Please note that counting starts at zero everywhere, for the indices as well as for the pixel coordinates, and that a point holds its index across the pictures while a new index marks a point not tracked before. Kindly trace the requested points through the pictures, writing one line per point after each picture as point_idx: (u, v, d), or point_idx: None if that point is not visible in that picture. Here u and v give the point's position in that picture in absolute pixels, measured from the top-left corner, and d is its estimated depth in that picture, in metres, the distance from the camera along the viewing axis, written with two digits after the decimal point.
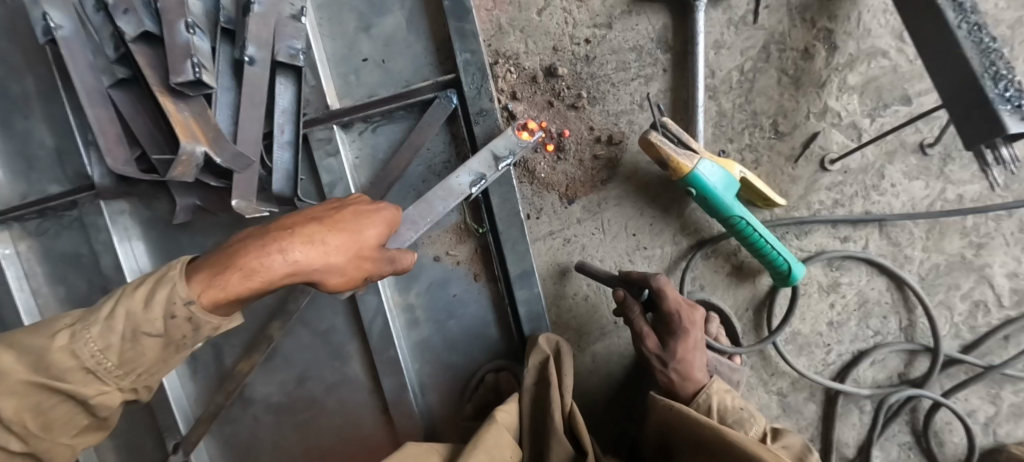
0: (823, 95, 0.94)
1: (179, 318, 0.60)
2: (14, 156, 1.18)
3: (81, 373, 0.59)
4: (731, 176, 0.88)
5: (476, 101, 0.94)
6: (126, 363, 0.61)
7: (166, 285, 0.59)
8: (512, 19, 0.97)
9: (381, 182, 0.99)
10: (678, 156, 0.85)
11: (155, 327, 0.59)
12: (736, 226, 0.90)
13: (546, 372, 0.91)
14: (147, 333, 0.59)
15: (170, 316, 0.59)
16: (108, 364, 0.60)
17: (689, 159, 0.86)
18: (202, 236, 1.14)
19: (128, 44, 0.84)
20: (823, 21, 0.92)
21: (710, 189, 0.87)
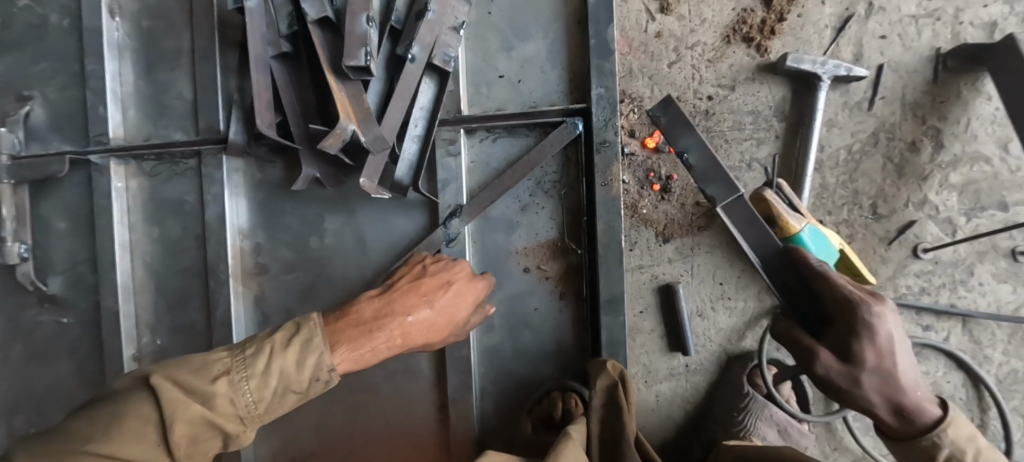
0: (924, 187, 0.99)
1: (318, 381, 0.73)
2: (153, 101, 1.29)
3: (230, 416, 0.65)
4: (832, 246, 0.92)
5: (601, 132, 1.00)
6: (268, 411, 0.68)
7: (314, 351, 0.72)
8: (643, 66, 1.06)
9: (494, 189, 1.05)
10: (789, 216, 0.90)
11: (304, 385, 0.71)
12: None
13: (615, 395, 0.87)
14: (294, 389, 0.70)
15: (315, 379, 0.72)
16: (255, 411, 0.67)
17: (797, 221, 0.91)
18: (306, 207, 1.20)
19: (310, 24, 0.94)
20: (933, 120, 0.99)
21: (813, 254, 0.91)
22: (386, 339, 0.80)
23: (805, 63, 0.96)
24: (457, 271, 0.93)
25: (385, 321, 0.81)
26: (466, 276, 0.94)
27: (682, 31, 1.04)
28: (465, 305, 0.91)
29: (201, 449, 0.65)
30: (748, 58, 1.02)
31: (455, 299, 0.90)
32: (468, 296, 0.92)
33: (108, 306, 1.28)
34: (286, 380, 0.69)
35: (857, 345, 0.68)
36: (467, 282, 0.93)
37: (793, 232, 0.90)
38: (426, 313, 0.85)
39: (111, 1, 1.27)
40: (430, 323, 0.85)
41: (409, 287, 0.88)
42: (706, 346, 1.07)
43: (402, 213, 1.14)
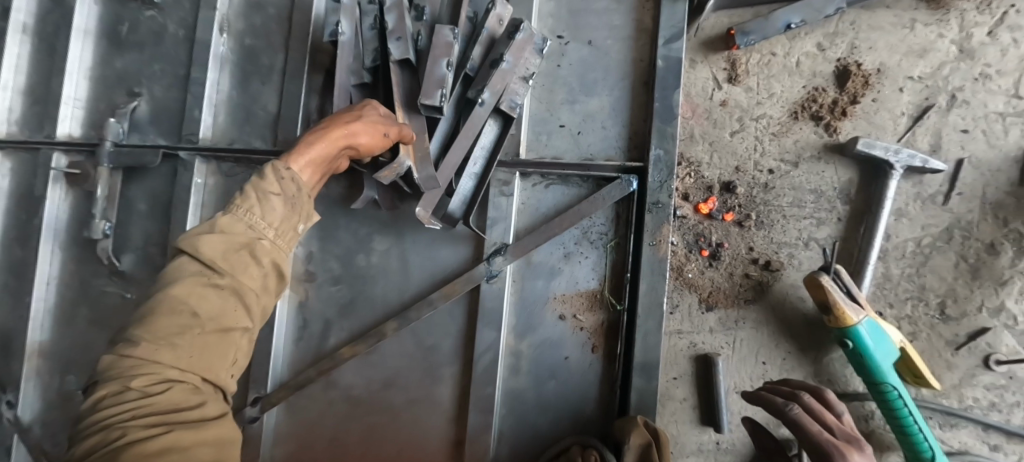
0: (1002, 293, 0.92)
1: (286, 179, 0.79)
2: (241, 110, 1.41)
3: (241, 227, 0.73)
4: (890, 342, 0.88)
5: (655, 193, 1.01)
6: (271, 217, 0.76)
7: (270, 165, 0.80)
8: (704, 131, 1.06)
9: (542, 233, 1.07)
10: (846, 306, 0.87)
11: (274, 186, 0.78)
12: (884, 394, 0.88)
13: (650, 457, 0.86)
14: (272, 192, 0.77)
15: (279, 178, 0.79)
16: (258, 219, 0.75)
17: (854, 312, 0.88)
18: (360, 224, 1.25)
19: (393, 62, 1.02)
20: (1017, 223, 0.93)
21: (870, 349, 0.87)
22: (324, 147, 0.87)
23: (877, 149, 0.94)
24: (361, 113, 0.93)
25: (331, 140, 0.87)
26: (376, 115, 0.95)
27: (749, 103, 1.05)
28: (378, 139, 0.93)
29: (252, 273, 0.72)
30: (815, 136, 1.01)
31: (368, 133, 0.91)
32: (386, 127, 0.94)
33: None
34: (263, 188, 0.77)
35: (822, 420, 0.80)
36: (375, 119, 0.93)
37: (849, 323, 0.86)
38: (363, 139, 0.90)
39: (223, 20, 1.43)
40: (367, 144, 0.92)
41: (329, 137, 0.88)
42: (741, 425, 1.02)
43: (449, 243, 1.18)
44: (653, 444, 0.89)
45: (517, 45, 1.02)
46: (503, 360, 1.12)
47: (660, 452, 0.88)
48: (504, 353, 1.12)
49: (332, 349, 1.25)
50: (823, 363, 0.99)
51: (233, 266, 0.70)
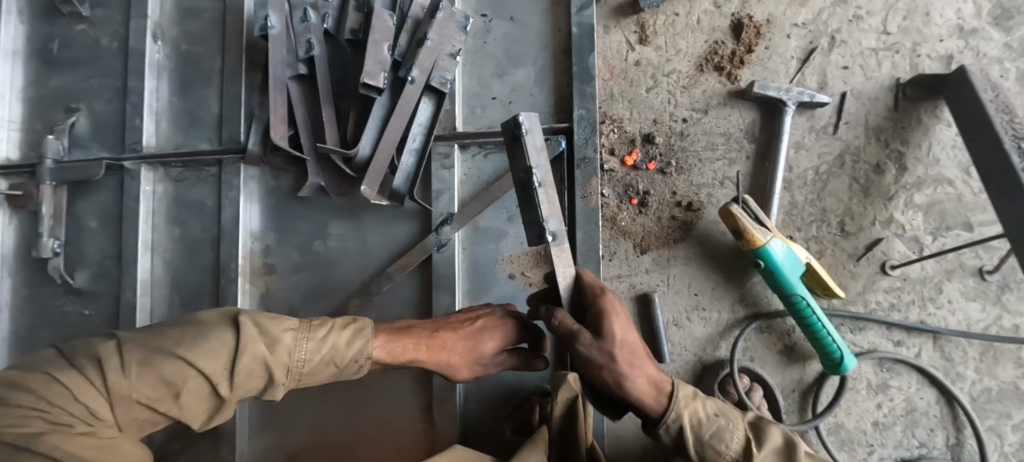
0: (890, 207, 1.04)
1: (344, 362, 0.82)
2: (184, 115, 1.43)
3: (197, 398, 0.69)
4: (797, 259, 0.98)
5: (582, 149, 1.09)
6: (235, 387, 0.72)
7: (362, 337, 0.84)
8: (623, 90, 1.15)
9: (484, 198, 1.15)
10: (754, 229, 0.96)
11: (287, 361, 0.75)
12: (795, 305, 0.98)
13: (574, 412, 0.87)
14: (261, 372, 0.74)
15: (356, 359, 0.83)
16: (226, 392, 0.71)
17: (762, 233, 0.97)
18: (313, 212, 1.28)
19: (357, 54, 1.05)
20: (895, 144, 1.05)
21: (779, 266, 0.96)
22: (410, 345, 0.88)
23: (771, 89, 1.04)
24: (487, 315, 0.92)
25: (384, 331, 0.88)
26: (496, 322, 0.91)
27: (659, 60, 1.14)
28: (491, 344, 0.90)
29: (249, 385, 0.73)
30: (719, 85, 1.11)
31: (479, 337, 0.90)
32: (496, 340, 0.90)
33: (127, 299, 1.38)
34: (256, 364, 0.72)
35: (605, 323, 0.75)
36: (495, 326, 0.90)
37: (758, 244, 0.95)
38: (446, 339, 0.89)
39: (155, 27, 1.44)
40: (450, 346, 0.89)
41: (443, 320, 0.93)
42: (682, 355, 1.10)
43: (400, 220, 1.22)
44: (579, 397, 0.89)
45: (439, 23, 1.10)
46: None
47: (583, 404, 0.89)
48: None
49: None
50: (749, 288, 1.09)
51: (205, 393, 0.70)
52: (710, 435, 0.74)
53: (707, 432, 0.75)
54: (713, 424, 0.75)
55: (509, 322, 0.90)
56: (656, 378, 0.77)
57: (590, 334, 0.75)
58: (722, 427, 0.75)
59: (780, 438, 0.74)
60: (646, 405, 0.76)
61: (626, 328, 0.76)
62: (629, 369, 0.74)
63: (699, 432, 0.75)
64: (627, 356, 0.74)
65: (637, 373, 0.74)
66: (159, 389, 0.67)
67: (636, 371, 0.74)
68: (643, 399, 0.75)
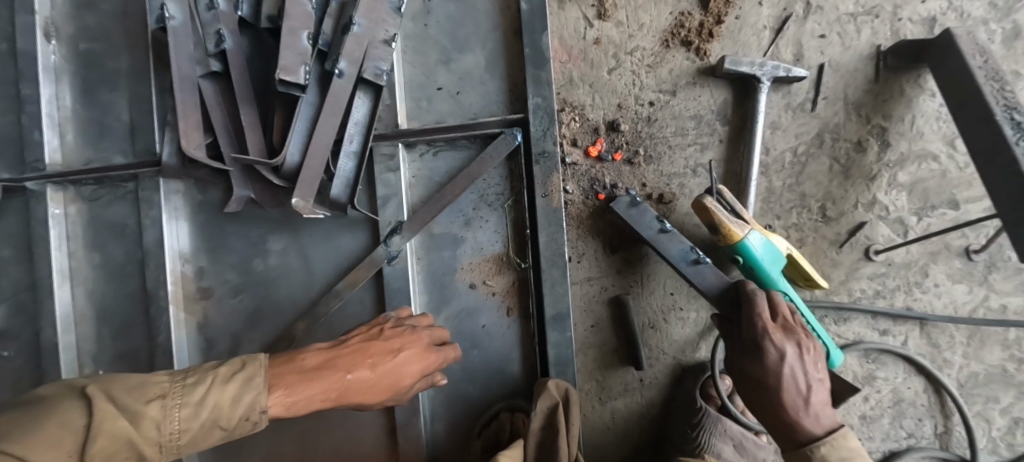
0: (873, 188, 0.97)
1: (245, 422, 0.63)
2: (91, 124, 1.23)
3: None
4: (777, 251, 0.89)
5: (540, 142, 0.98)
6: None
7: (252, 389, 0.64)
8: (583, 73, 1.03)
9: (435, 203, 1.02)
10: (731, 223, 0.86)
11: (157, 436, 0.58)
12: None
13: (555, 421, 0.85)
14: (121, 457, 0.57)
15: (246, 418, 0.63)
16: None
17: (739, 227, 0.87)
18: (248, 227, 1.15)
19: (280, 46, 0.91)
20: (877, 119, 0.97)
21: (758, 260, 0.88)
22: (324, 389, 0.68)
23: (743, 65, 0.94)
24: (412, 339, 0.79)
25: (291, 371, 0.68)
26: (422, 345, 0.81)
27: (621, 37, 1.02)
28: (414, 374, 0.78)
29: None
30: (687, 62, 1.01)
31: (402, 367, 0.76)
32: (419, 369, 0.79)
33: (47, 337, 1.21)
34: (111, 450, 0.55)
35: (761, 321, 0.76)
36: (421, 352, 0.79)
37: (737, 239, 0.86)
38: (366, 376, 0.72)
39: (47, 24, 1.21)
40: (369, 384, 0.72)
41: (358, 345, 0.75)
42: (660, 358, 1.03)
43: (345, 231, 1.10)
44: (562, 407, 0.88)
45: (367, 5, 0.95)
46: None
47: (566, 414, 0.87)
48: None
49: None
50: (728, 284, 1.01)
51: None
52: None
53: None
54: None
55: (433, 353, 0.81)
56: (819, 416, 0.71)
57: (790, 348, 0.74)
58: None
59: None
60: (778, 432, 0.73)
61: (792, 357, 0.73)
62: (783, 393, 0.72)
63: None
64: (789, 381, 0.72)
65: (793, 402, 0.72)
66: None
67: (794, 397, 0.72)
68: (794, 426, 0.71)
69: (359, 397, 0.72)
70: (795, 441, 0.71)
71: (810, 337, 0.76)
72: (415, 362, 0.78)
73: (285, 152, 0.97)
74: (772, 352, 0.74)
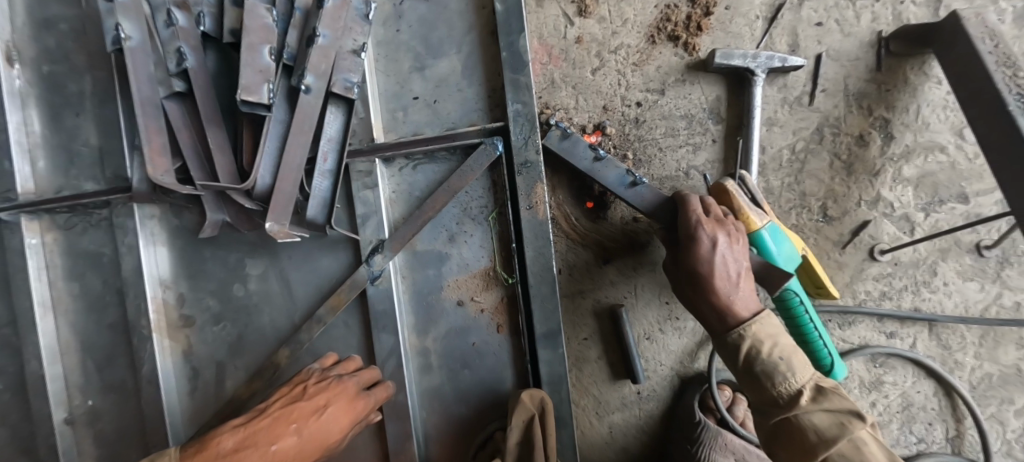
0: (876, 184, 0.91)
1: None
2: (59, 150, 1.18)
3: None
4: (795, 251, 0.83)
5: (522, 152, 0.93)
6: None
7: None
8: (565, 75, 0.97)
9: (415, 220, 0.98)
10: (750, 210, 0.80)
11: None
12: (786, 302, 0.83)
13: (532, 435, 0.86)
14: None
15: None
16: None
17: (758, 217, 0.82)
18: (227, 251, 1.11)
19: (243, 62, 0.86)
20: (880, 110, 0.91)
21: (773, 255, 0.81)
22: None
23: (736, 58, 0.87)
24: (338, 391, 0.87)
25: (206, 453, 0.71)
26: (348, 395, 0.87)
27: (604, 34, 0.96)
28: (343, 427, 0.85)
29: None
30: (675, 58, 0.95)
31: (329, 424, 0.83)
32: (347, 422, 0.86)
33: (32, 371, 1.18)
34: None
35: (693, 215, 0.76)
36: (349, 402, 0.87)
37: (754, 229, 0.80)
38: (294, 441, 0.78)
39: (8, 47, 1.14)
40: (297, 447, 0.78)
41: (280, 412, 0.81)
42: (658, 369, 0.99)
43: (326, 251, 1.06)
44: (539, 419, 0.88)
45: (329, 14, 0.89)
46: (410, 362, 1.03)
47: (542, 425, 0.88)
48: (411, 354, 1.04)
49: (231, 393, 1.13)
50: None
51: None
52: (767, 368, 0.69)
53: (766, 352, 0.70)
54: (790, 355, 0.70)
55: (361, 400, 0.89)
56: (748, 302, 0.74)
57: (726, 241, 0.73)
58: (780, 363, 0.68)
59: (844, 403, 0.64)
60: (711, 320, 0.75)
61: (724, 245, 0.74)
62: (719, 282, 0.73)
63: (757, 355, 0.70)
64: (722, 271, 0.73)
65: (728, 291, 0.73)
66: None
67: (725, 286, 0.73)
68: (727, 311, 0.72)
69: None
70: (726, 326, 0.74)
71: (741, 229, 0.77)
72: (347, 412, 0.86)
73: (255, 175, 0.91)
74: (704, 243, 0.74)
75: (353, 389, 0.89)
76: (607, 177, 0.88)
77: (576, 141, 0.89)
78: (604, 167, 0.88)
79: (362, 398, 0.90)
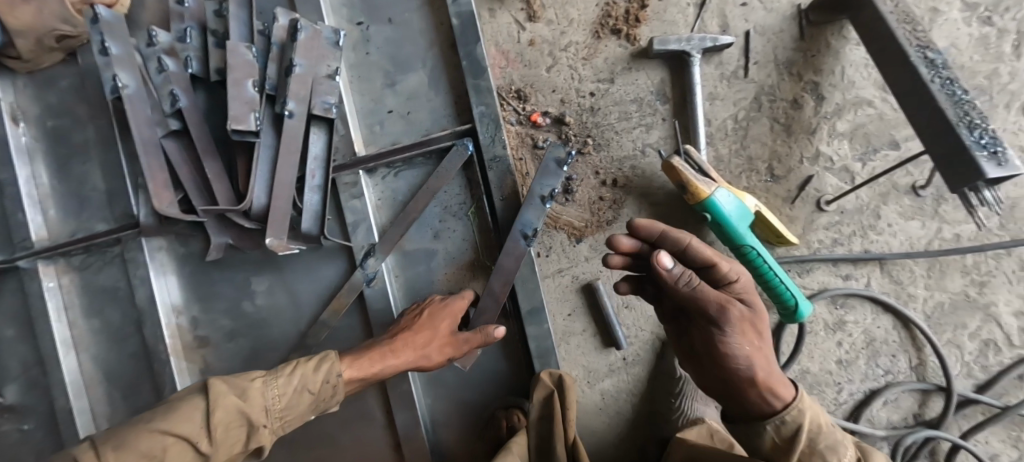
0: (814, 141, 1.00)
1: (328, 385, 0.90)
2: (69, 196, 1.27)
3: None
4: (745, 208, 0.92)
5: (490, 148, 1.02)
6: (217, 443, 0.77)
7: (328, 362, 0.91)
8: (522, 75, 1.07)
9: (401, 221, 1.06)
10: (697, 180, 0.91)
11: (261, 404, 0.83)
12: (746, 256, 0.93)
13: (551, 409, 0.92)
14: (243, 421, 0.81)
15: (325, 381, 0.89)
16: (207, 447, 0.76)
17: (706, 185, 0.92)
18: (232, 271, 1.20)
19: (229, 96, 0.94)
20: (809, 75, 1.00)
21: (725, 215, 0.91)
22: (381, 353, 0.94)
23: (671, 43, 0.97)
24: (433, 300, 1.02)
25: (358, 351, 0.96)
26: (442, 300, 1.01)
27: (554, 35, 1.06)
28: (445, 320, 0.97)
29: (232, 438, 0.79)
30: (620, 49, 1.04)
31: (433, 320, 0.97)
32: (450, 319, 0.98)
33: (61, 405, 1.25)
34: (233, 412, 0.79)
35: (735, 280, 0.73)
36: (443, 303, 1.00)
37: (704, 196, 0.91)
38: (409, 334, 0.95)
39: (13, 109, 1.25)
40: (412, 338, 0.94)
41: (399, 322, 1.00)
42: (638, 335, 1.07)
43: (323, 261, 1.15)
44: (557, 393, 0.94)
45: (304, 45, 0.98)
46: None
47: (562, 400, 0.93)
48: None
49: None
50: None
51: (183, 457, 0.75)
52: (829, 445, 0.63)
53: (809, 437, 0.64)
54: (828, 435, 0.64)
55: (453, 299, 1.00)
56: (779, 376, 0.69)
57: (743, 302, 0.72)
58: (835, 436, 0.64)
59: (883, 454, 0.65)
60: (757, 397, 0.67)
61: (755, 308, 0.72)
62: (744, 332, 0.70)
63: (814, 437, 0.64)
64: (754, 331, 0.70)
65: (760, 366, 0.67)
66: (153, 448, 0.72)
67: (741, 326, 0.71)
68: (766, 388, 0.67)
69: (408, 353, 0.94)
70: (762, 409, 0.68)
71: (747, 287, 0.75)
72: (444, 309, 0.98)
73: (251, 195, 1.00)
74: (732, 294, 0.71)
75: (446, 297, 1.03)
76: (519, 220, 0.98)
77: (553, 172, 0.98)
78: (522, 209, 0.98)
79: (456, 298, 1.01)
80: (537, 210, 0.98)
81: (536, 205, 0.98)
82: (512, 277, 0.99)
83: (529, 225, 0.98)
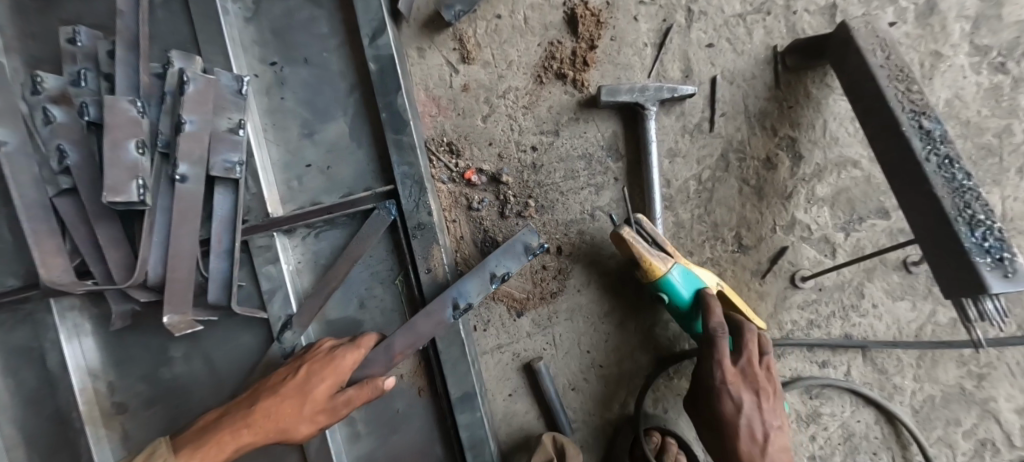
0: (790, 207, 0.86)
1: None
2: None
3: None
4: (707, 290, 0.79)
5: (414, 214, 0.89)
6: None
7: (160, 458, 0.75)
8: (455, 125, 0.93)
9: (319, 291, 0.94)
10: (653, 256, 0.77)
11: None
12: None
13: None
14: None
15: None
16: None
17: (663, 261, 0.78)
18: (149, 335, 1.10)
19: (109, 162, 0.82)
20: (785, 129, 0.85)
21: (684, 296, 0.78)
22: (232, 432, 0.77)
23: (622, 93, 0.82)
24: (314, 353, 0.84)
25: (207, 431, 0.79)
26: (323, 354, 0.83)
27: (490, 80, 0.92)
28: (321, 383, 0.79)
29: None
30: (566, 97, 0.90)
31: (304, 386, 0.79)
32: (331, 381, 0.80)
33: None
34: None
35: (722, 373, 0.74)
36: (321, 359, 0.82)
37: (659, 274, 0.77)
38: (272, 403, 0.78)
39: None
40: (274, 411, 0.78)
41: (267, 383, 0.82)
42: (588, 419, 0.96)
43: (243, 329, 1.04)
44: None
45: (194, 99, 0.85)
46: (337, 433, 0.96)
47: None
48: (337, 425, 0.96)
49: None
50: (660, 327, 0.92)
51: None
52: None
53: None
54: None
55: (333, 353, 0.82)
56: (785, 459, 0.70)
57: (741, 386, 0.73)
58: None
59: None
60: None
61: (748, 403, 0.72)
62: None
63: None
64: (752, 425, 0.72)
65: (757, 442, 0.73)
66: None
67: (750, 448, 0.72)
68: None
69: (268, 430, 0.78)
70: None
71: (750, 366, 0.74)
72: (321, 368, 0.81)
73: (142, 267, 0.89)
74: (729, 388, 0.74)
75: (330, 348, 0.85)
76: (451, 291, 0.85)
77: (508, 250, 0.84)
78: (461, 278, 0.85)
79: (340, 352, 0.83)
80: (477, 284, 0.85)
81: (480, 280, 0.85)
82: (420, 340, 0.86)
83: (464, 296, 0.86)
